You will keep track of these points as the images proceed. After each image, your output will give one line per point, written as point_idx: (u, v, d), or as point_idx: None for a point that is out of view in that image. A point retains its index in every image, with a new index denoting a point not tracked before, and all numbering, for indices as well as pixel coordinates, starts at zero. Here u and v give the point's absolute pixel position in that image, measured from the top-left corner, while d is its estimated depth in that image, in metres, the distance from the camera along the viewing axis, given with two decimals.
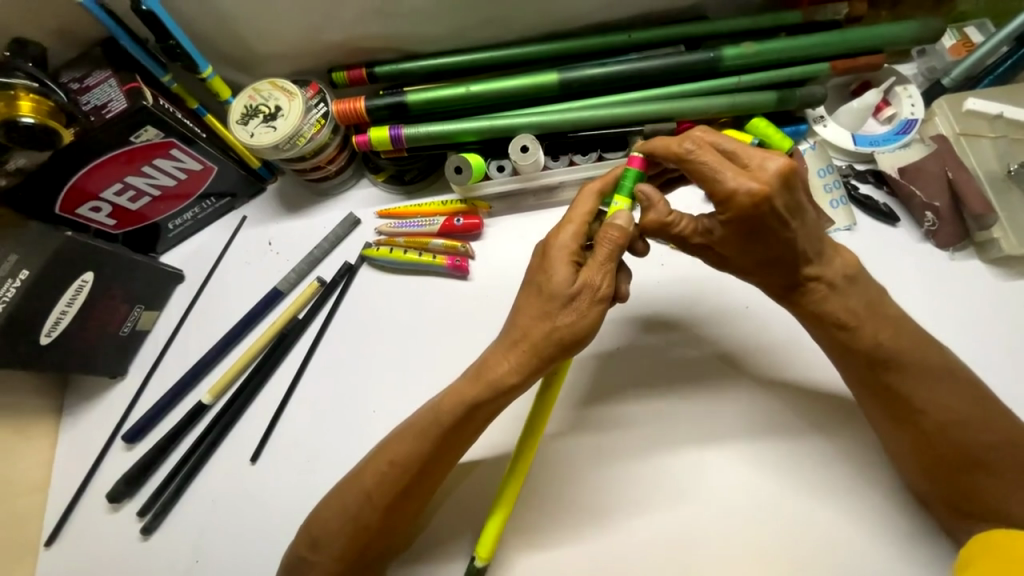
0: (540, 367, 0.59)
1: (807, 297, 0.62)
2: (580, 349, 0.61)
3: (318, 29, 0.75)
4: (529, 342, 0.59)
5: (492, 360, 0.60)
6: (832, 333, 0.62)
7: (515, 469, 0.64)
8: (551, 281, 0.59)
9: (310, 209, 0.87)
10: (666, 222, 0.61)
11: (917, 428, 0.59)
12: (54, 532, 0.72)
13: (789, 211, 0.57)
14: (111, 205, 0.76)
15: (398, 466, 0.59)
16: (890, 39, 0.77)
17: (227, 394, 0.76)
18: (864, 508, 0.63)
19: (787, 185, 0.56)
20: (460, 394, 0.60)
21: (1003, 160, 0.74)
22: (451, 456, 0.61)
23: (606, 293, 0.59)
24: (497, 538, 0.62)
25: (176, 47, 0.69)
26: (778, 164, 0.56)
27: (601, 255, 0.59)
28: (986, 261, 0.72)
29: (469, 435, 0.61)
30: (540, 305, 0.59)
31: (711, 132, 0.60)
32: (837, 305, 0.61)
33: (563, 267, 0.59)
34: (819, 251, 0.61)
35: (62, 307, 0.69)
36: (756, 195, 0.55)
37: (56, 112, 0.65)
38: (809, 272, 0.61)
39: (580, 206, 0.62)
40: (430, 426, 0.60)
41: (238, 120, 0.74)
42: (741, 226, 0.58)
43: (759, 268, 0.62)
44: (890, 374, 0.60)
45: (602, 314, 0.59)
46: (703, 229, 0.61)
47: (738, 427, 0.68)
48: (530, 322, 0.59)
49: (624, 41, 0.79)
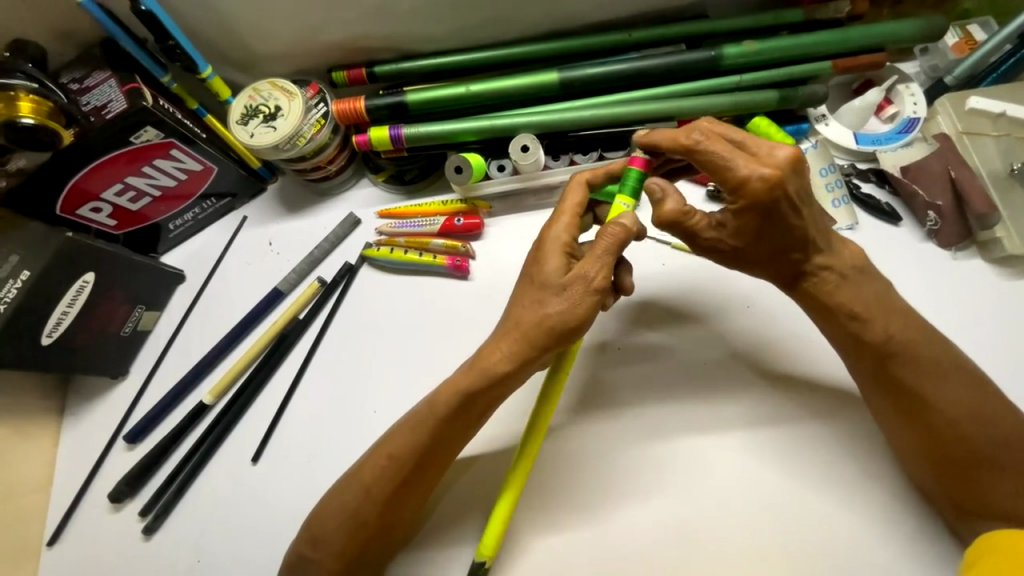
0: (532, 356, 0.59)
1: (818, 288, 0.62)
2: (576, 338, 0.60)
3: (318, 29, 0.75)
4: (519, 331, 0.59)
5: (484, 353, 0.60)
6: (845, 325, 0.62)
7: (517, 466, 0.64)
8: (544, 271, 0.60)
9: (310, 209, 0.86)
10: (683, 214, 0.61)
11: (926, 425, 0.58)
12: (56, 532, 0.72)
13: (801, 198, 0.58)
14: (111, 205, 0.76)
15: (395, 459, 0.59)
16: (891, 37, 0.77)
17: (228, 394, 0.76)
18: (868, 508, 0.63)
19: (797, 171, 0.58)
20: (455, 384, 0.60)
21: (1006, 158, 0.74)
22: (449, 450, 0.61)
23: (602, 284, 0.58)
24: (500, 535, 0.62)
25: (175, 47, 0.69)
26: (787, 151, 0.57)
27: (600, 248, 0.58)
28: (989, 260, 0.72)
29: (473, 420, 0.61)
30: (533, 295, 0.60)
31: (717, 124, 0.60)
32: (848, 296, 0.61)
33: (556, 257, 0.60)
34: (828, 242, 0.62)
35: (63, 307, 0.69)
36: (770, 179, 0.56)
37: (56, 113, 0.65)
38: (818, 262, 0.62)
39: (571, 198, 0.63)
40: (425, 418, 0.60)
41: (239, 121, 0.73)
42: (757, 213, 0.58)
43: (770, 260, 0.63)
44: (901, 366, 0.59)
45: (597, 305, 0.59)
46: (716, 222, 0.61)
47: (741, 428, 0.67)
48: (522, 310, 0.60)
49: (624, 40, 0.79)
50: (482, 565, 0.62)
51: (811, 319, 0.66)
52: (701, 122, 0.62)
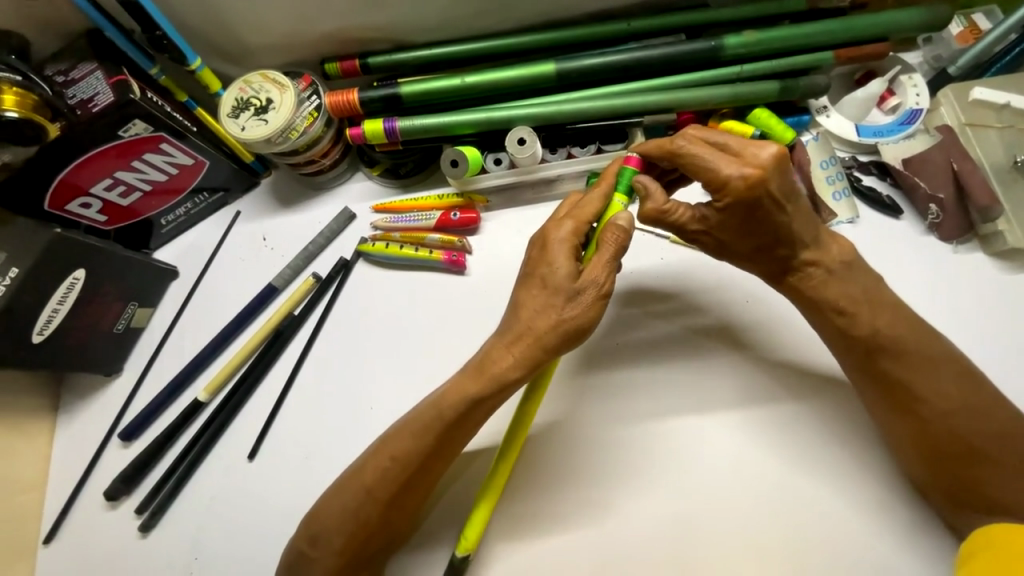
0: (543, 360, 0.59)
1: (803, 282, 0.62)
2: (583, 340, 0.60)
3: (310, 19, 0.73)
4: (534, 336, 0.58)
5: (493, 356, 0.59)
6: (830, 320, 0.61)
7: (503, 457, 0.63)
8: (555, 275, 0.59)
9: (304, 203, 0.85)
10: (663, 212, 0.61)
11: (918, 418, 0.58)
12: (52, 530, 0.71)
13: (784, 194, 0.58)
14: (101, 200, 0.74)
15: (399, 461, 0.59)
16: (894, 27, 0.76)
17: (224, 390, 0.76)
18: (869, 503, 0.62)
19: (781, 169, 0.57)
20: (463, 391, 0.59)
21: (1010, 150, 0.72)
22: (452, 449, 0.60)
23: (610, 290, 0.59)
24: (483, 528, 0.62)
25: (162, 38, 0.67)
26: (772, 151, 0.57)
27: (606, 255, 0.58)
28: (990, 254, 0.71)
29: (478, 424, 0.61)
30: (544, 299, 0.59)
31: (701, 128, 0.60)
32: (836, 292, 0.61)
33: (567, 260, 0.59)
34: (816, 237, 0.61)
35: (54, 304, 0.68)
36: (749, 179, 0.56)
37: (41, 106, 0.63)
38: (806, 257, 0.62)
39: (588, 205, 0.61)
40: (433, 421, 0.59)
41: (229, 113, 0.72)
42: (738, 211, 0.58)
43: (756, 255, 0.63)
44: (886, 360, 0.59)
45: (605, 310, 0.59)
46: (700, 216, 0.61)
47: (741, 425, 0.66)
48: (535, 315, 0.59)
49: (623, 30, 0.77)
50: (464, 559, 0.62)
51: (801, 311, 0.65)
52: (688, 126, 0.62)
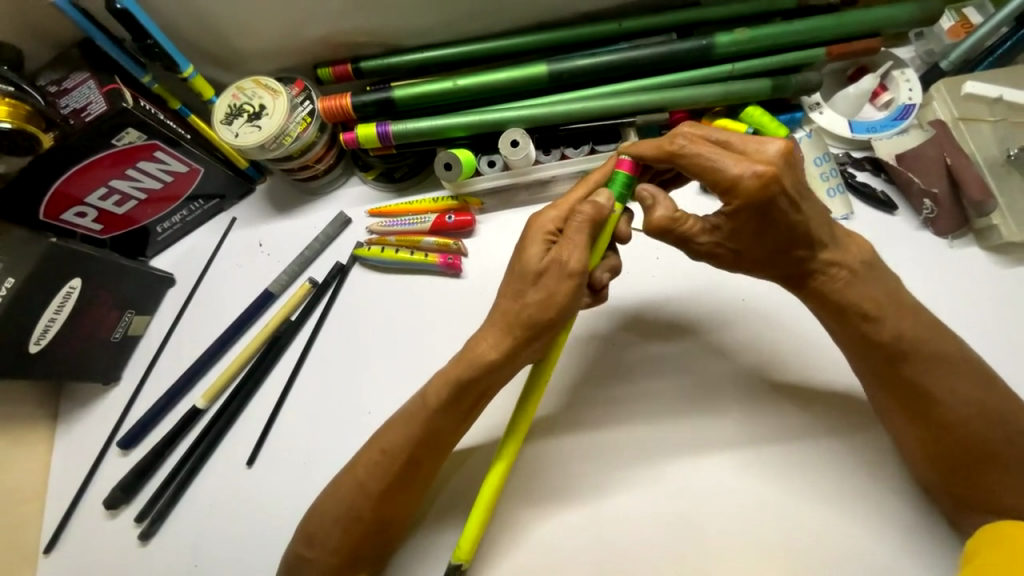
0: (518, 345, 0.59)
1: (827, 286, 0.61)
2: (558, 322, 0.59)
3: (303, 24, 0.73)
4: (504, 320, 0.59)
5: (472, 344, 0.61)
6: (859, 327, 0.60)
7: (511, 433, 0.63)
8: (524, 259, 0.60)
9: (298, 209, 0.85)
10: (673, 220, 0.60)
11: (940, 421, 0.57)
12: (52, 539, 0.71)
13: (798, 192, 0.57)
14: (96, 209, 0.74)
15: (389, 452, 0.59)
16: (884, 23, 0.76)
17: (222, 397, 0.76)
18: (865, 497, 0.63)
19: (790, 165, 0.56)
20: (446, 375, 0.60)
21: (1003, 144, 0.72)
22: (435, 441, 0.60)
23: (577, 266, 0.58)
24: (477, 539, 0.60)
25: (154, 46, 0.67)
26: (778, 146, 0.57)
27: (573, 231, 0.58)
28: (986, 248, 0.71)
29: (468, 410, 0.61)
30: (515, 281, 0.60)
31: (699, 126, 0.60)
32: (861, 294, 0.60)
33: (536, 244, 0.60)
34: (833, 237, 0.60)
35: (50, 314, 0.68)
36: (763, 176, 0.55)
37: (35, 116, 0.63)
38: (825, 258, 0.60)
39: (569, 193, 0.63)
40: (418, 411, 0.60)
41: (222, 120, 0.72)
42: (752, 213, 0.57)
43: (775, 258, 0.61)
44: (909, 364, 0.59)
45: (574, 287, 0.58)
46: (709, 225, 0.60)
47: (736, 419, 0.67)
48: (508, 299, 0.60)
49: (615, 30, 0.77)
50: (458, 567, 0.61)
51: (821, 320, 0.64)
52: (684, 125, 0.61)
